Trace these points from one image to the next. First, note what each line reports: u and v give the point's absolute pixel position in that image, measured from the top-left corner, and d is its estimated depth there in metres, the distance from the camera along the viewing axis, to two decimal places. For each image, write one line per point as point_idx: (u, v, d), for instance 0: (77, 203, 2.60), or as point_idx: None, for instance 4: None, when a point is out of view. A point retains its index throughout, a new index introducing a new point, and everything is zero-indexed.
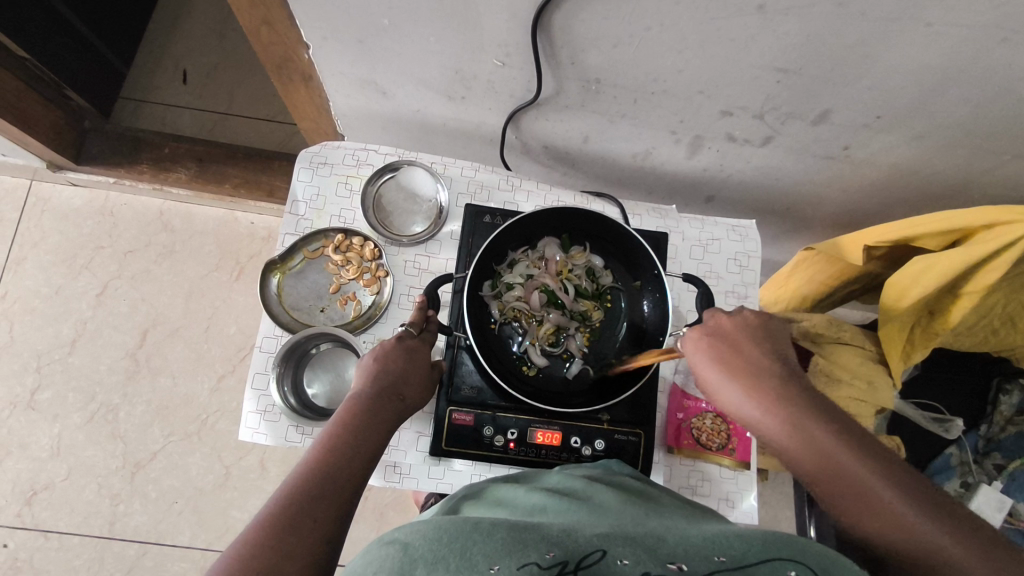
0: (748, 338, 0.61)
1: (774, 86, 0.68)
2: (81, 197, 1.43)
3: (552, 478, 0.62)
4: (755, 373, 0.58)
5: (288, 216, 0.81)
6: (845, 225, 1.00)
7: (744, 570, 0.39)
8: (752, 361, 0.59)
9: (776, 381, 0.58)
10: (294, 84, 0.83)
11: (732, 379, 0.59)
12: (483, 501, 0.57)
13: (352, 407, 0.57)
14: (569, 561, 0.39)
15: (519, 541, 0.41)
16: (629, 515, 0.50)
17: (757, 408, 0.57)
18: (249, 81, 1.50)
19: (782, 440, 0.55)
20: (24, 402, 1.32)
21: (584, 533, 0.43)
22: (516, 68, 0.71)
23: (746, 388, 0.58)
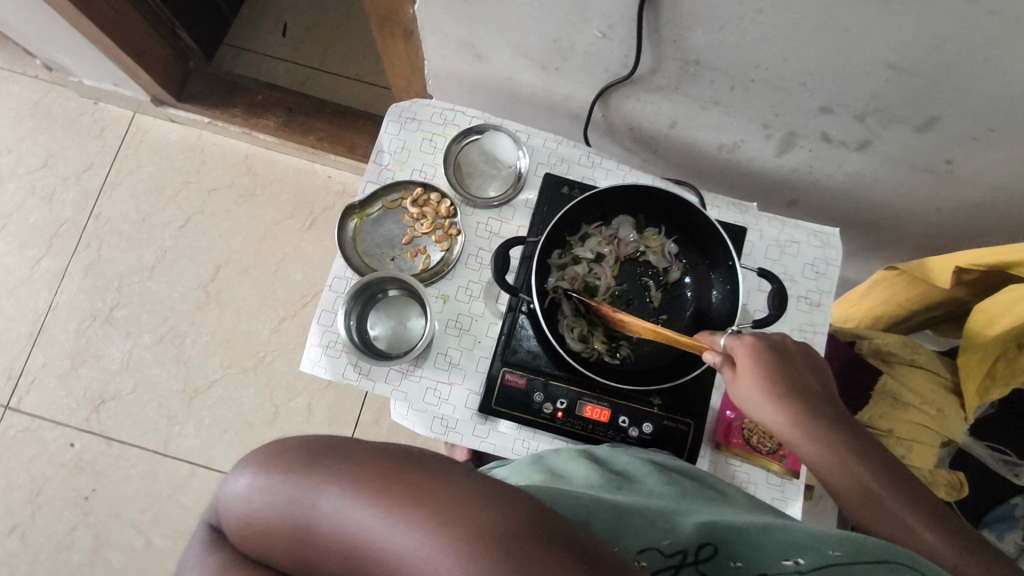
0: (799, 362, 0.63)
1: (882, 85, 0.65)
2: (177, 133, 1.51)
3: (613, 452, 0.66)
4: (800, 397, 0.61)
5: (372, 165, 0.83)
6: (933, 248, 0.95)
7: (856, 566, 0.44)
8: (797, 382, 0.62)
9: (818, 406, 0.61)
10: (394, 38, 0.86)
11: (776, 397, 0.61)
12: (549, 469, 0.60)
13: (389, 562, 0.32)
14: (688, 551, 0.45)
15: (625, 521, 0.46)
16: (703, 505, 0.54)
17: (794, 428, 0.61)
18: (344, 41, 1.55)
19: (820, 461, 0.60)
20: (103, 316, 1.41)
21: (685, 520, 0.48)
22: (616, 41, 0.70)
23: (786, 407, 0.61)
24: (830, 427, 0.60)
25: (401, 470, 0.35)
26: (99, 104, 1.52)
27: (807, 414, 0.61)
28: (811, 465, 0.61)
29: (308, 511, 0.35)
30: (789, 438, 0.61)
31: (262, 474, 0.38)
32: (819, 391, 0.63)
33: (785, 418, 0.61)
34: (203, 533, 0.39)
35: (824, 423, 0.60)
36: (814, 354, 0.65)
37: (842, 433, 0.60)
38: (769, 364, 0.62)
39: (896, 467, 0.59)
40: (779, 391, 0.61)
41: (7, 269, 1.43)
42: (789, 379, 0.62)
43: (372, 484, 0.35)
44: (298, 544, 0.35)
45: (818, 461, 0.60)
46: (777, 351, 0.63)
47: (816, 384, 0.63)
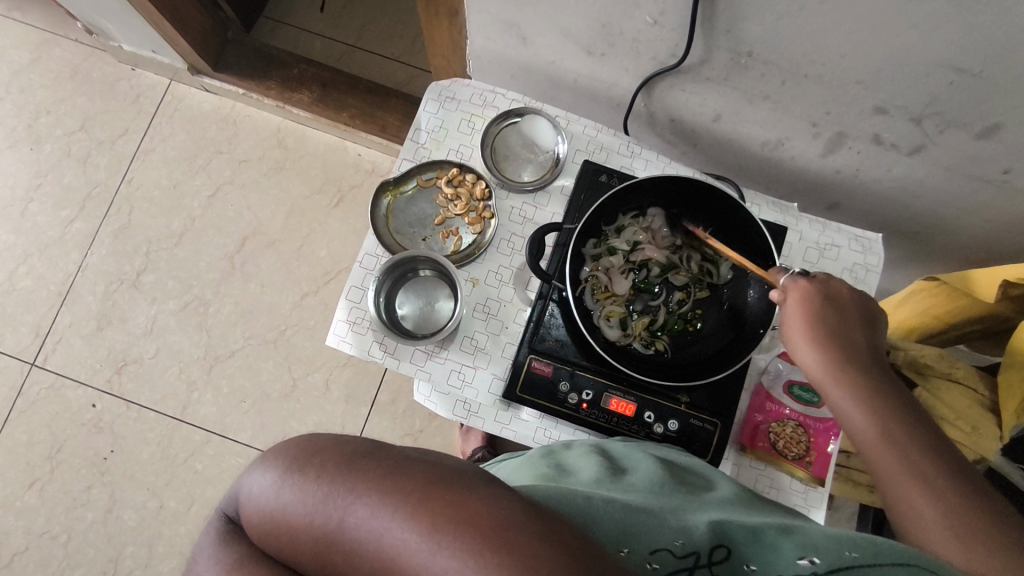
0: (853, 318, 0.63)
1: (943, 88, 0.62)
2: (211, 102, 1.52)
3: (625, 451, 0.64)
4: (843, 349, 0.61)
5: (409, 142, 0.82)
6: (977, 260, 0.93)
7: (875, 569, 0.42)
8: (843, 332, 0.62)
9: (861, 359, 0.61)
10: (439, 16, 0.84)
11: (817, 341, 0.61)
12: (557, 467, 0.59)
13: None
14: (701, 553, 0.44)
15: (635, 525, 0.45)
16: (718, 506, 0.52)
17: (831, 374, 0.60)
18: (382, 18, 1.54)
19: (851, 416, 0.58)
20: (130, 280, 1.43)
21: (697, 522, 0.47)
22: (667, 29, 0.68)
23: (825, 352, 0.61)
24: (869, 381, 0.59)
25: (438, 488, 0.34)
26: (136, 70, 1.53)
27: (847, 362, 0.60)
28: (845, 421, 0.59)
29: (340, 517, 0.35)
30: (825, 385, 0.61)
31: (294, 474, 0.38)
32: (869, 348, 0.62)
33: (822, 363, 0.61)
34: (226, 522, 0.40)
35: (865, 374, 0.59)
36: (874, 314, 0.65)
37: (881, 389, 0.59)
38: (817, 309, 0.62)
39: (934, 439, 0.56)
40: (822, 336, 0.61)
41: (38, 228, 1.45)
42: (836, 328, 0.62)
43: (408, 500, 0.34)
44: (325, 547, 0.35)
45: (849, 409, 0.59)
46: (831, 299, 0.63)
47: (865, 341, 0.62)
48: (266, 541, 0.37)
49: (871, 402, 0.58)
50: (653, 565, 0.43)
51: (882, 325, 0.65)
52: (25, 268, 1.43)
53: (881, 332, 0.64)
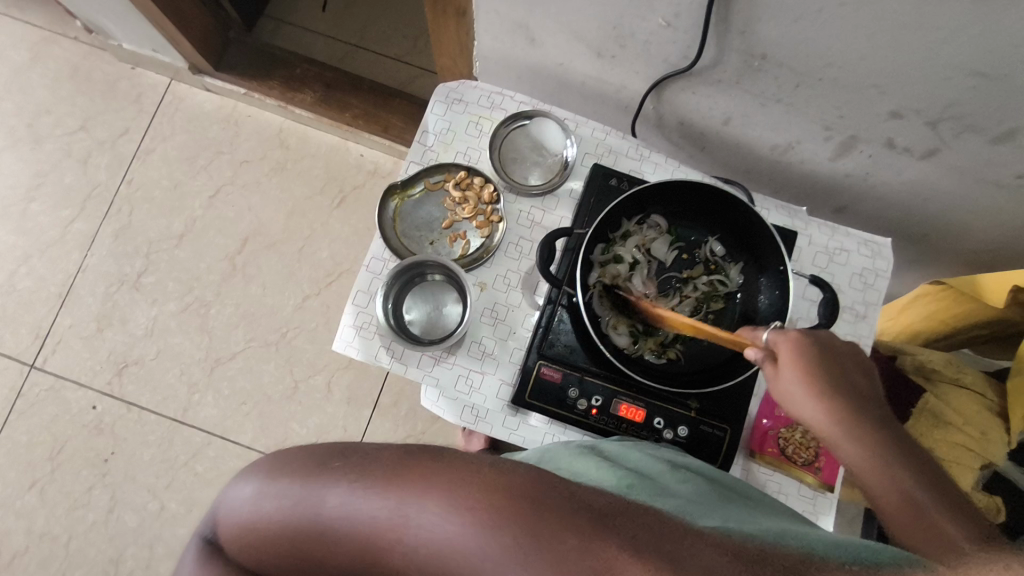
0: (848, 361, 0.61)
1: (961, 92, 0.62)
2: (212, 102, 1.51)
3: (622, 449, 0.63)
4: (842, 393, 0.59)
5: (416, 145, 0.82)
6: (984, 265, 0.92)
7: None
8: (842, 377, 0.60)
9: (861, 405, 0.59)
10: (446, 16, 0.84)
11: (812, 388, 0.59)
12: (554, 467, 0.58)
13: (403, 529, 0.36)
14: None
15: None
16: (721, 507, 0.52)
17: (833, 423, 0.58)
18: (384, 18, 1.53)
19: (856, 461, 0.57)
20: (131, 281, 1.42)
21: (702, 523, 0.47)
22: (680, 31, 0.68)
23: (824, 398, 0.59)
24: (869, 426, 0.58)
25: (479, 483, 0.36)
26: (136, 69, 1.52)
27: (848, 409, 0.58)
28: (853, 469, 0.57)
29: (318, 507, 0.38)
30: (829, 435, 0.59)
31: (265, 482, 0.40)
32: (870, 393, 0.60)
33: (822, 412, 0.59)
34: (199, 542, 0.41)
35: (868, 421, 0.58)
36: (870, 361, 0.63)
37: (883, 432, 0.57)
38: (812, 357, 0.60)
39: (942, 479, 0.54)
40: (819, 384, 0.60)
41: (38, 228, 1.44)
42: (833, 374, 0.60)
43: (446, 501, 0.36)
44: (304, 539, 0.38)
45: (853, 456, 0.57)
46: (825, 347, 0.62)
47: (865, 384, 0.61)
48: (243, 545, 0.39)
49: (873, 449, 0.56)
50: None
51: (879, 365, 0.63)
52: (24, 269, 1.42)
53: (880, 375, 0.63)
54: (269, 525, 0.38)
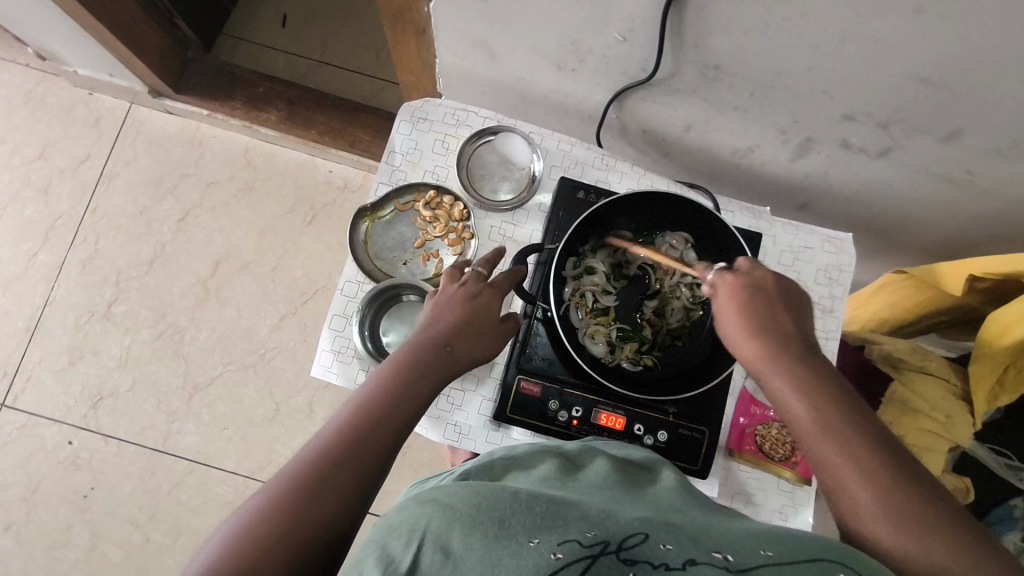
0: (782, 308, 0.60)
1: (908, 96, 0.64)
2: (175, 124, 1.48)
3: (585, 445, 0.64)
4: (779, 340, 0.57)
5: (384, 165, 0.82)
6: (942, 253, 0.96)
7: (790, 565, 0.40)
8: (773, 314, 0.59)
9: (790, 338, 0.58)
10: (406, 36, 0.84)
11: (754, 335, 0.58)
12: (511, 458, 0.57)
13: (404, 357, 0.58)
14: (611, 543, 0.40)
15: (559, 516, 0.42)
16: (665, 500, 0.50)
17: (766, 357, 0.57)
18: (345, 31, 1.52)
19: (792, 407, 0.54)
20: (101, 311, 1.39)
21: (624, 515, 0.44)
22: (636, 45, 0.69)
23: (755, 333, 0.58)
24: (809, 373, 0.55)
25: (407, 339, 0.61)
26: (93, 94, 1.49)
27: (778, 342, 0.57)
28: (787, 417, 0.55)
29: (344, 411, 0.54)
30: (757, 368, 0.58)
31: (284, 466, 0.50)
32: (799, 329, 0.59)
33: (757, 347, 0.58)
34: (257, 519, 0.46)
35: (796, 355, 0.56)
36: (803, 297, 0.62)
37: (811, 362, 0.56)
38: (747, 297, 0.60)
39: (877, 428, 0.52)
40: (752, 320, 0.59)
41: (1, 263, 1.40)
42: (766, 310, 0.59)
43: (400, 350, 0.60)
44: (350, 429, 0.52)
45: (777, 384, 0.55)
46: (756, 288, 0.61)
47: (796, 321, 0.59)
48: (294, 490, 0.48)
49: (799, 378, 0.55)
50: (559, 555, 0.38)
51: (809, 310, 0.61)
52: None
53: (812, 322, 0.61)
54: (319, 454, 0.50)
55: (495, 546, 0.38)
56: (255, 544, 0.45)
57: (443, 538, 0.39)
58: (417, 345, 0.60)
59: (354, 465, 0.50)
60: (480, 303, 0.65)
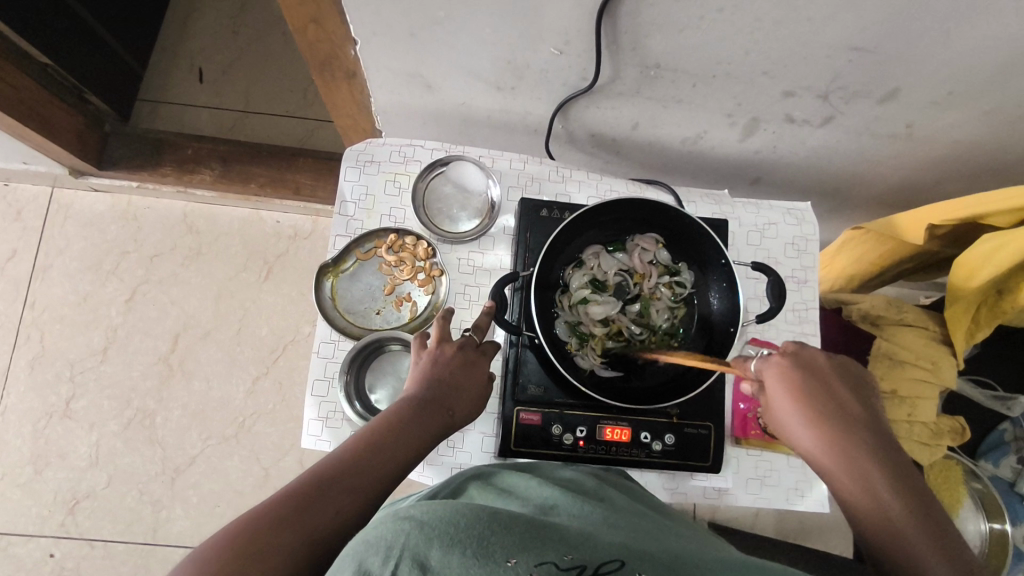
0: (832, 382, 0.61)
1: (845, 66, 0.65)
2: (104, 202, 1.41)
3: (552, 469, 0.59)
4: (832, 413, 0.59)
5: (338, 217, 0.79)
6: (895, 203, 0.98)
7: None
8: (830, 397, 0.60)
9: (851, 426, 0.58)
10: (335, 80, 0.81)
11: (804, 408, 0.59)
12: (488, 483, 0.52)
13: (410, 406, 0.59)
14: (586, 566, 0.35)
15: (538, 537, 0.36)
16: (640, 525, 0.45)
17: (829, 449, 0.57)
18: (266, 76, 1.47)
19: (839, 477, 0.56)
20: (60, 410, 1.31)
21: (601, 539, 0.39)
22: (573, 56, 0.68)
23: (813, 422, 0.59)
24: (857, 446, 0.57)
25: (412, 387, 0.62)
26: (9, 185, 1.40)
27: (837, 430, 0.58)
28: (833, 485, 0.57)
29: (348, 448, 0.53)
30: (815, 458, 0.59)
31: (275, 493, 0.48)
32: (860, 413, 0.60)
33: (815, 438, 0.58)
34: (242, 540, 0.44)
35: (856, 446, 0.57)
36: (851, 369, 0.63)
37: (876, 455, 0.57)
38: (802, 381, 0.61)
39: (922, 499, 0.54)
40: (812, 409, 0.59)
41: None
42: (820, 394, 0.60)
43: (405, 394, 0.61)
44: (354, 467, 0.52)
45: (842, 480, 0.56)
46: (812, 369, 0.62)
47: (849, 397, 0.61)
48: (288, 518, 0.46)
49: (861, 472, 0.56)
50: None
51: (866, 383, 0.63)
52: None
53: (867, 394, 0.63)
54: (318, 487, 0.49)
55: (475, 565, 0.32)
56: (246, 554, 0.43)
57: (420, 557, 0.32)
58: (425, 398, 0.60)
59: (350, 504, 0.49)
60: (480, 366, 0.66)
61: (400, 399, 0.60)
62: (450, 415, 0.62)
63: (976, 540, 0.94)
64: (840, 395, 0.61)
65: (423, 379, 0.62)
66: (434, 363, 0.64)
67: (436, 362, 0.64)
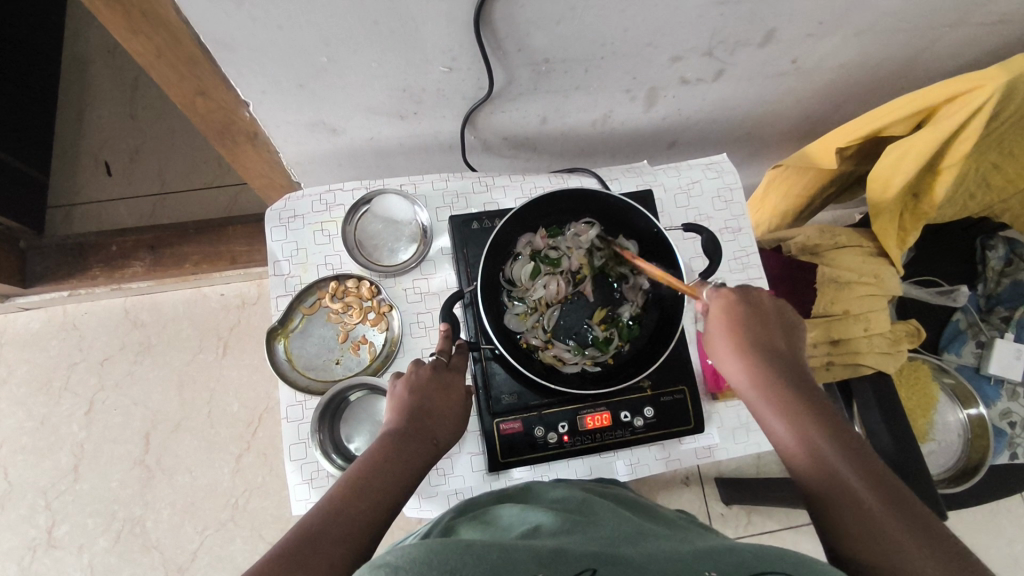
0: (769, 318, 0.63)
1: (719, 20, 0.67)
2: (39, 319, 1.36)
3: (544, 490, 0.60)
4: (760, 348, 0.61)
5: (275, 278, 0.78)
6: (805, 134, 1.02)
7: None
8: (766, 339, 0.61)
9: (784, 368, 0.60)
10: (239, 144, 0.80)
11: (738, 345, 0.61)
12: (475, 517, 0.53)
13: (392, 442, 0.58)
14: None
15: (511, 563, 0.38)
16: (617, 530, 0.47)
17: (754, 378, 0.59)
18: (175, 153, 1.44)
19: (768, 413, 0.58)
20: (43, 542, 1.25)
21: (573, 551, 0.41)
22: (463, 70, 0.69)
23: (749, 362, 0.60)
24: (783, 381, 0.58)
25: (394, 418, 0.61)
26: None
27: (768, 370, 0.59)
28: (764, 416, 0.58)
29: (335, 495, 0.52)
30: (752, 400, 0.59)
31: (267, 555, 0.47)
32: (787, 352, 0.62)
33: (751, 382, 0.59)
34: None
35: (792, 391, 0.58)
36: (790, 314, 0.65)
37: (801, 391, 0.58)
38: (742, 318, 0.62)
39: (849, 439, 0.55)
40: (748, 347, 0.61)
41: None
42: (759, 334, 0.62)
43: (386, 427, 0.61)
44: (343, 513, 0.51)
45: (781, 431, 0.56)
46: (754, 305, 0.63)
47: (785, 342, 0.62)
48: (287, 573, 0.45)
49: (791, 410, 0.56)
50: None
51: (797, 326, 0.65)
52: None
53: (795, 337, 0.64)
54: (311, 542, 0.48)
55: None
56: None
57: None
58: (409, 429, 0.60)
59: (344, 555, 0.49)
60: (457, 387, 0.66)
61: (382, 434, 0.60)
62: (436, 442, 0.61)
63: (955, 431, 1.02)
64: (772, 334, 0.62)
65: (403, 408, 0.62)
66: (412, 390, 0.63)
67: (413, 389, 0.63)
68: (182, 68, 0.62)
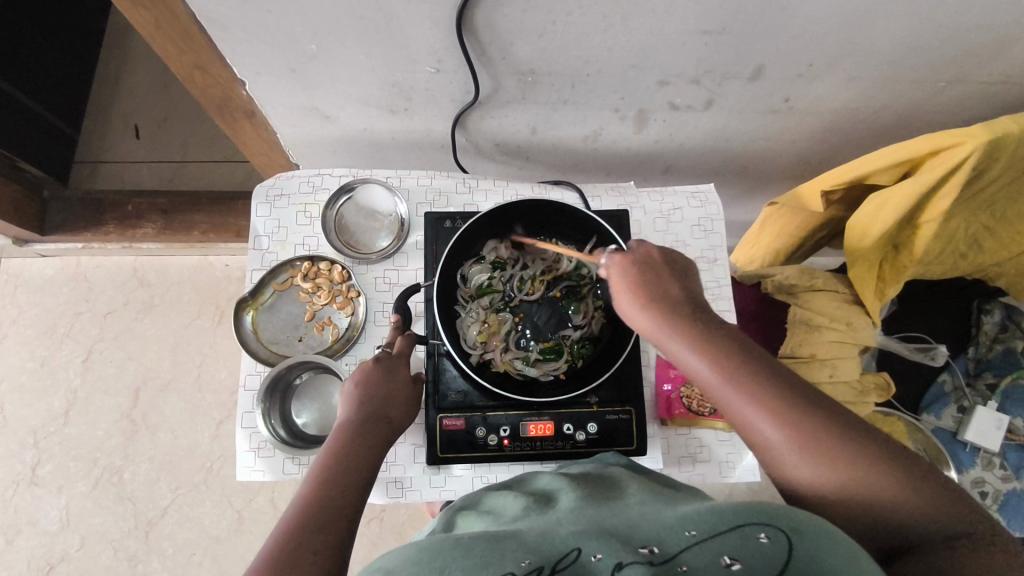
0: (663, 270, 0.60)
1: (705, 50, 0.68)
2: (53, 266, 1.43)
3: (535, 478, 0.63)
4: (663, 305, 0.58)
5: (253, 252, 0.81)
6: (801, 173, 1.02)
7: (711, 541, 0.39)
8: (666, 294, 0.59)
9: (692, 319, 0.57)
10: (237, 121, 0.84)
11: (644, 309, 0.58)
12: (473, 509, 0.56)
13: (345, 433, 0.59)
14: (544, 565, 0.38)
15: (499, 550, 0.40)
16: (605, 505, 0.48)
17: (669, 338, 0.57)
18: (200, 126, 1.50)
19: (692, 370, 0.55)
20: (26, 478, 1.31)
21: (561, 533, 0.42)
22: (450, 72, 0.71)
23: (663, 324, 0.57)
24: (694, 334, 0.56)
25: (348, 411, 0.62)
26: None
27: (689, 334, 0.56)
28: (687, 372, 0.56)
29: (306, 497, 0.53)
30: (671, 356, 0.57)
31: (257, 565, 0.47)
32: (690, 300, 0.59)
33: (668, 343, 0.56)
34: None
35: (706, 343, 0.55)
36: (687, 266, 0.62)
37: (713, 342, 0.55)
38: (641, 278, 0.60)
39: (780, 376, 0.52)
40: (652, 308, 0.58)
41: None
42: (657, 289, 0.59)
43: (342, 420, 0.61)
44: (318, 509, 0.52)
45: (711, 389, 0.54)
46: (648, 263, 0.61)
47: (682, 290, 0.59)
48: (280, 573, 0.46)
49: (712, 363, 0.54)
50: None
51: (692, 270, 0.62)
52: None
53: (691, 278, 0.62)
54: (296, 540, 0.49)
55: None
56: None
57: None
58: (363, 417, 0.61)
59: (325, 542, 0.50)
60: (401, 373, 0.67)
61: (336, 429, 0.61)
62: (389, 421, 0.63)
63: None
64: (671, 284, 0.60)
65: (354, 402, 0.63)
66: (359, 384, 0.64)
67: (361, 383, 0.64)
68: (183, 42, 0.66)
